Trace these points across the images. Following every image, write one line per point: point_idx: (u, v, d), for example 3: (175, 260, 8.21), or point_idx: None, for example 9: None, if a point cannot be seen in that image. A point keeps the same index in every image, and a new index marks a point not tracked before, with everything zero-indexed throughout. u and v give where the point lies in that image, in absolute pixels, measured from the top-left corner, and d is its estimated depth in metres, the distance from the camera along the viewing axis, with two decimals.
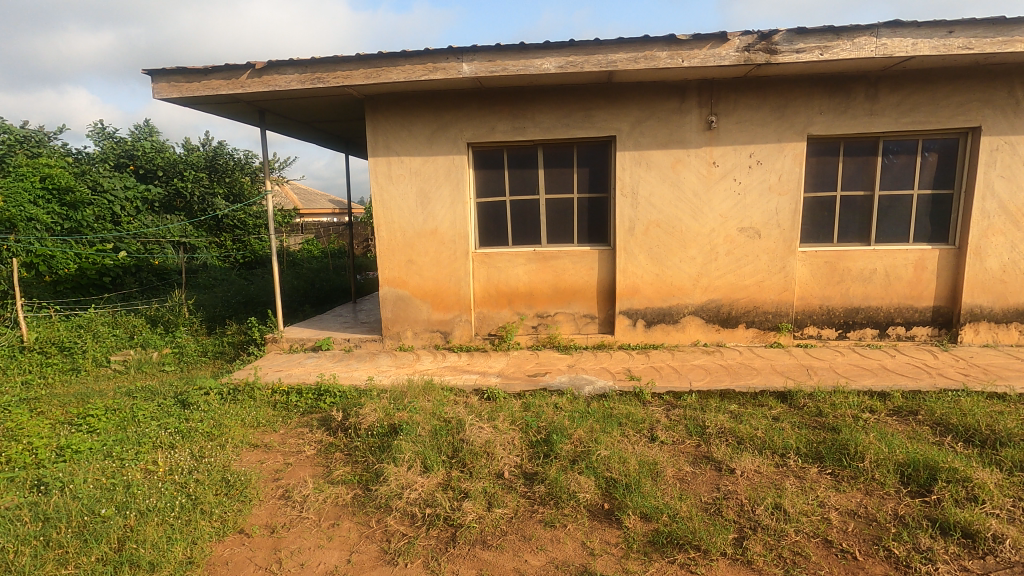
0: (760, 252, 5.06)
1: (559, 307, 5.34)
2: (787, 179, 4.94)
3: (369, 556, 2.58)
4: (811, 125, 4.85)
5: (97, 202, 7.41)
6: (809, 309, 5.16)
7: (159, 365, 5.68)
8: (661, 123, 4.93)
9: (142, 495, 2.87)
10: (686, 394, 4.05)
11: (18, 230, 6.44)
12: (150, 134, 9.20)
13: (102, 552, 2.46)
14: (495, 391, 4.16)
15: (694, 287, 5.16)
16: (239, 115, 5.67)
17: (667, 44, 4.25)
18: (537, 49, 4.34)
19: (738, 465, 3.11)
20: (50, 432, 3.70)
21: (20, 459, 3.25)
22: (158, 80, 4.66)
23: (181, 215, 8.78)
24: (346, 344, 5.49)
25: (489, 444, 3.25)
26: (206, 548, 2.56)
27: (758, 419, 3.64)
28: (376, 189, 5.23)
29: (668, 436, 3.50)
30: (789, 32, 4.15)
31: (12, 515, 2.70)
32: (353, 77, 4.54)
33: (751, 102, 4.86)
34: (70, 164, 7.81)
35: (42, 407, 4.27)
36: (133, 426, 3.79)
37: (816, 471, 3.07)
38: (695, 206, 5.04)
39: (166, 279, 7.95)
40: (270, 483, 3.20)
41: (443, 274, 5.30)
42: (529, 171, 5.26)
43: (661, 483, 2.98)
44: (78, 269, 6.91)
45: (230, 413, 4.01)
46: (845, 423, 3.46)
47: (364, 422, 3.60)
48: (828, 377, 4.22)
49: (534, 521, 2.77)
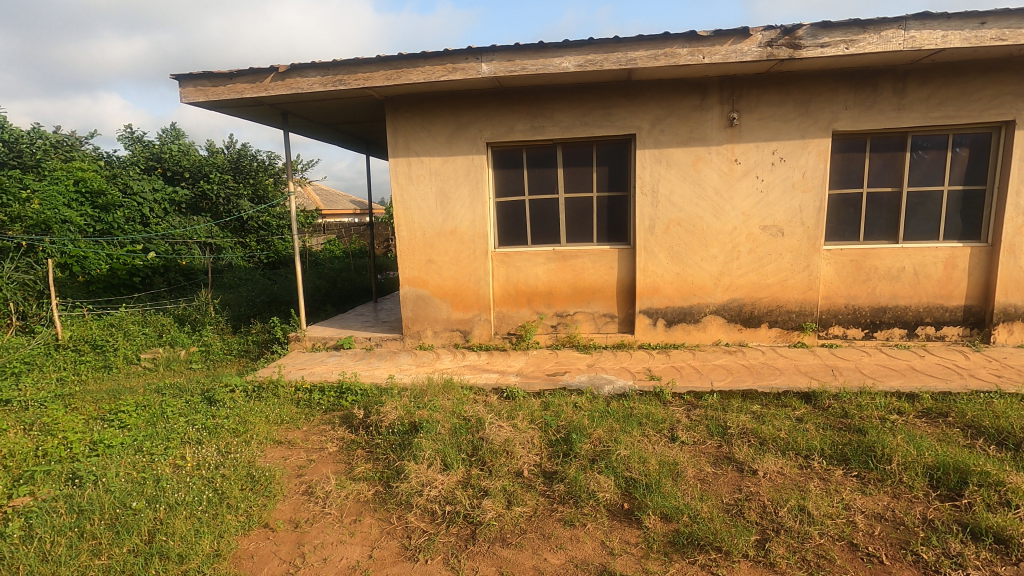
0: (784, 251, 4.98)
1: (578, 306, 5.33)
2: (811, 176, 4.86)
3: (389, 551, 2.61)
4: (836, 121, 4.76)
5: (127, 204, 7.64)
6: (834, 308, 5.07)
7: (187, 363, 5.80)
8: (681, 120, 4.89)
9: (171, 489, 2.95)
10: (708, 394, 4.00)
11: (53, 232, 6.56)
12: (177, 138, 9.44)
13: (133, 544, 2.54)
14: (514, 390, 4.18)
15: (715, 286, 5.10)
16: (263, 117, 5.78)
17: (688, 41, 4.21)
18: (556, 48, 4.34)
19: (760, 466, 3.07)
20: (83, 427, 3.83)
21: (56, 452, 3.37)
22: (186, 84, 4.78)
23: (207, 216, 9.00)
24: (367, 343, 5.56)
25: (508, 443, 3.26)
26: (232, 541, 2.62)
27: (782, 420, 3.58)
28: (396, 189, 5.29)
29: (689, 436, 3.47)
30: (813, 26, 4.08)
31: (49, 506, 2.81)
32: (373, 79, 4.59)
33: (773, 99, 4.79)
34: (102, 167, 8.04)
35: (76, 403, 4.42)
36: (162, 422, 3.90)
37: (842, 473, 3.02)
38: (716, 204, 4.99)
39: (193, 279, 8.20)
40: (293, 479, 3.26)
41: (463, 274, 5.33)
42: (548, 170, 5.26)
43: (682, 484, 2.96)
44: (109, 269, 7.14)
45: (256, 409, 4.10)
46: (872, 425, 3.39)
47: (385, 420, 3.65)
48: (854, 377, 4.14)
49: (554, 520, 2.78)
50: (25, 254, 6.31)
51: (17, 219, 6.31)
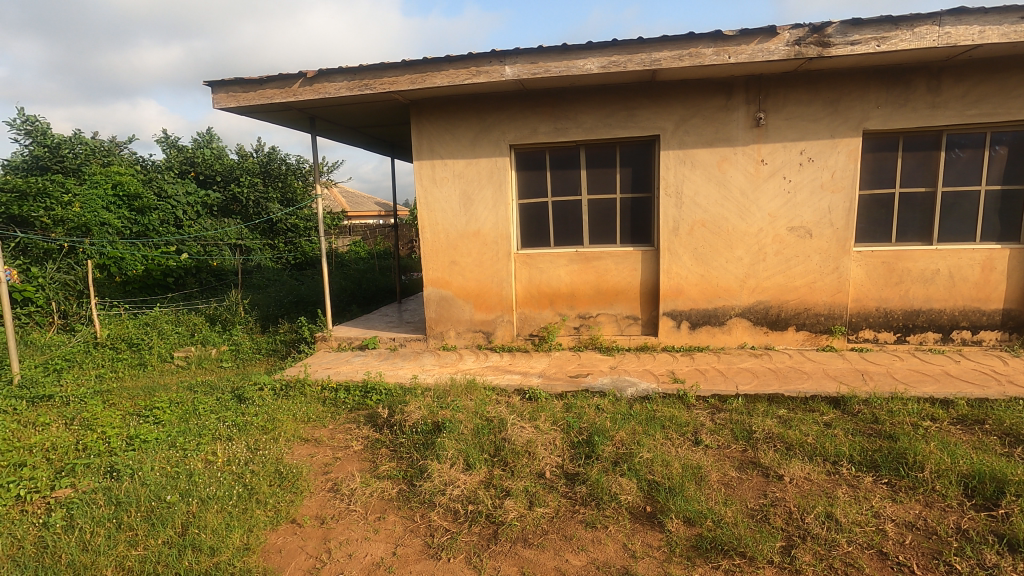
0: (812, 252, 4.89)
1: (601, 308, 5.31)
2: (841, 176, 4.76)
3: (412, 549, 2.65)
4: (867, 120, 4.65)
5: (162, 207, 7.89)
6: (865, 311, 4.94)
7: (218, 361, 5.94)
8: (706, 121, 4.84)
9: (203, 483, 3.04)
10: (733, 398, 3.95)
11: (92, 234, 6.84)
12: (209, 142, 9.70)
13: (167, 536, 2.62)
14: (537, 391, 4.19)
15: (740, 288, 5.04)
16: (291, 121, 5.90)
17: (713, 40, 4.16)
18: (579, 50, 4.34)
19: (786, 472, 3.02)
20: (121, 422, 3.97)
21: (95, 446, 3.50)
22: (218, 90, 4.91)
23: (237, 218, 9.22)
24: (391, 343, 5.63)
25: (530, 444, 3.28)
26: (261, 536, 2.69)
27: (809, 425, 3.52)
28: (420, 191, 5.35)
29: (713, 440, 3.43)
30: (842, 23, 4.00)
31: (89, 498, 2.93)
32: (399, 83, 4.66)
33: (802, 98, 4.70)
34: (138, 171, 8.31)
35: (114, 399, 4.58)
36: (195, 418, 4.02)
37: (871, 480, 2.95)
38: (742, 205, 4.92)
39: (223, 279, 8.43)
40: (320, 476, 3.34)
41: (486, 275, 5.36)
42: (572, 171, 5.26)
43: (706, 488, 2.93)
44: (145, 270, 7.37)
45: (284, 407, 4.19)
46: (903, 431, 3.30)
47: (409, 419, 3.70)
48: (885, 382, 4.04)
49: (576, 522, 2.78)
50: (66, 256, 6.72)
51: (60, 222, 6.67)
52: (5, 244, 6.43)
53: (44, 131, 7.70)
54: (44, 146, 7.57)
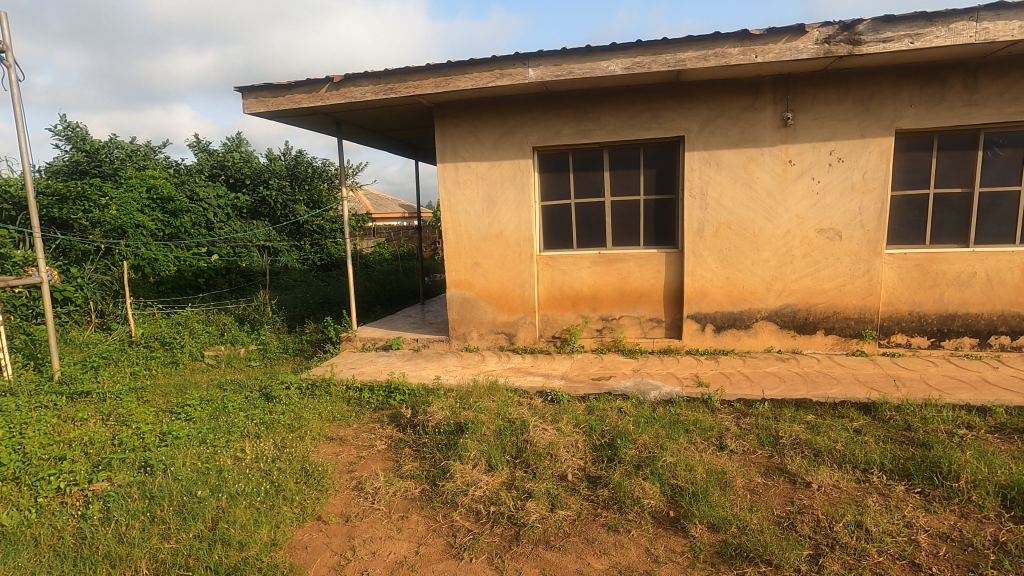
0: (842, 255, 4.79)
1: (624, 310, 5.28)
2: (872, 177, 4.65)
3: (435, 548, 2.67)
4: (899, 119, 4.54)
5: (193, 210, 8.10)
6: (897, 315, 4.81)
7: (247, 360, 6.06)
8: (732, 121, 4.78)
9: (232, 480, 3.11)
10: (759, 403, 3.89)
11: (127, 236, 7.13)
12: (239, 146, 9.93)
13: (198, 530, 2.69)
14: (559, 393, 4.19)
15: (767, 290, 4.95)
16: (318, 125, 6.02)
17: (739, 40, 4.11)
18: (603, 51, 4.32)
19: (814, 479, 2.96)
20: (154, 418, 4.10)
21: (130, 442, 3.62)
22: (248, 96, 5.04)
23: (265, 221, 9.43)
24: (414, 344, 5.69)
25: (552, 446, 3.28)
26: (288, 532, 2.75)
27: (838, 431, 3.44)
28: (444, 193, 5.39)
29: (739, 445, 3.39)
30: (874, 21, 3.91)
31: (124, 492, 3.02)
32: (423, 87, 4.71)
33: (831, 97, 4.61)
34: (172, 174, 8.55)
35: (147, 396, 4.72)
36: (224, 416, 4.12)
37: (903, 490, 2.87)
38: (769, 206, 4.84)
39: (252, 280, 8.62)
40: (344, 474, 3.39)
41: (508, 277, 5.38)
42: (595, 173, 5.24)
43: (731, 493, 2.89)
44: (177, 271, 7.60)
45: (310, 406, 4.28)
46: (938, 439, 3.21)
47: (432, 420, 3.73)
48: (918, 389, 3.92)
49: (597, 525, 2.77)
50: (104, 256, 6.98)
51: (97, 223, 6.93)
52: (48, 245, 6.78)
53: (83, 136, 7.98)
54: (83, 151, 7.85)
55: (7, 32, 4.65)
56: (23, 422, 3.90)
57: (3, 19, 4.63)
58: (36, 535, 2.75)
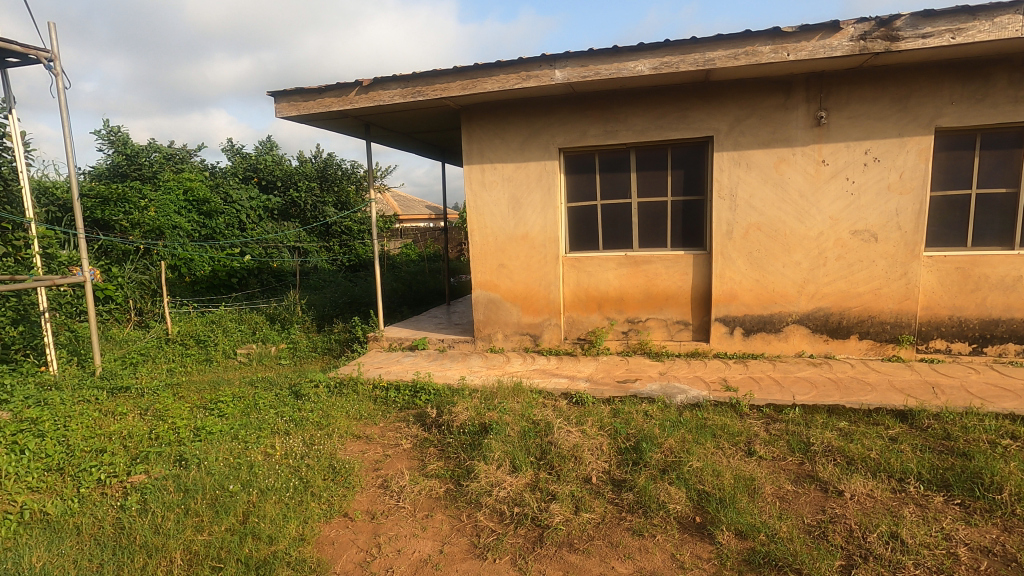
0: (877, 257, 4.65)
1: (650, 313, 5.22)
2: (909, 177, 4.51)
3: (459, 548, 2.69)
4: (940, 117, 4.38)
5: (227, 211, 8.32)
6: (936, 320, 4.65)
7: (277, 358, 6.19)
8: (763, 121, 4.69)
9: (262, 475, 3.19)
10: (789, 408, 3.80)
11: (165, 237, 7.46)
12: (271, 149, 10.16)
13: (230, 523, 2.76)
14: (584, 395, 4.17)
15: (798, 293, 4.84)
16: (347, 128, 6.12)
17: (771, 38, 4.03)
18: (630, 52, 4.29)
19: (847, 488, 2.88)
20: (190, 413, 4.22)
21: (166, 436, 3.74)
22: (281, 100, 5.16)
23: (296, 222, 9.63)
24: (440, 344, 5.73)
25: (577, 448, 3.27)
26: (316, 528, 2.80)
27: (872, 439, 3.34)
28: (470, 195, 5.42)
29: (768, 452, 3.32)
30: (913, 16, 3.79)
31: (160, 484, 3.12)
32: (450, 89, 4.75)
33: (867, 95, 4.48)
34: (207, 177, 8.80)
35: (183, 392, 4.87)
36: (255, 413, 4.21)
37: (942, 501, 2.77)
38: (801, 208, 4.73)
39: (283, 280, 8.82)
40: (370, 472, 3.43)
41: (534, 278, 5.38)
42: (621, 174, 5.20)
43: (759, 501, 2.83)
44: (211, 271, 7.83)
45: (338, 404, 4.35)
46: (979, 449, 3.09)
47: (457, 420, 3.75)
48: (959, 396, 3.77)
49: (622, 529, 2.75)
50: (143, 256, 7.28)
51: (137, 224, 7.22)
52: (91, 245, 7.07)
53: (125, 140, 8.28)
54: (124, 155, 8.15)
55: (56, 42, 4.87)
56: (66, 415, 4.07)
57: (52, 30, 4.84)
58: (79, 524, 2.87)
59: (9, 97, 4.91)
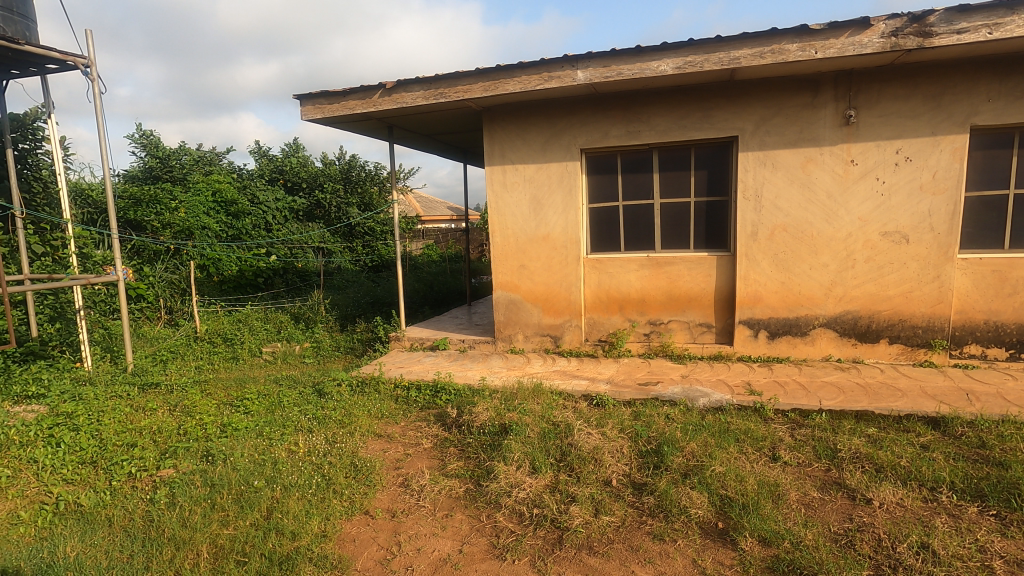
0: (908, 259, 4.52)
1: (672, 315, 5.16)
2: (943, 176, 4.38)
3: (479, 548, 2.70)
4: (975, 114, 4.25)
5: (254, 213, 8.50)
6: (971, 324, 4.50)
7: (301, 356, 6.29)
8: (790, 120, 4.60)
9: (286, 471, 3.24)
10: (816, 413, 3.72)
11: (194, 237, 7.70)
12: (296, 151, 10.34)
13: (254, 519, 2.82)
14: (604, 397, 4.14)
15: (826, 296, 4.73)
16: (371, 131, 6.20)
17: (798, 36, 3.96)
18: (653, 51, 4.25)
19: (876, 496, 2.81)
20: (217, 410, 4.32)
21: (194, 431, 3.83)
22: (306, 103, 5.24)
23: (320, 223, 9.78)
24: (460, 344, 5.76)
25: (597, 451, 3.25)
26: (337, 525, 2.84)
27: (902, 446, 3.24)
28: (491, 196, 5.44)
29: (793, 457, 3.25)
30: (947, 11, 3.69)
31: (188, 479, 3.19)
32: (472, 91, 4.77)
33: (899, 93, 4.36)
34: (235, 179, 9.00)
35: (211, 389, 4.99)
36: (279, 410, 4.29)
37: (976, 512, 2.68)
38: (828, 209, 4.63)
39: (307, 280, 8.96)
40: (391, 470, 3.46)
41: (554, 280, 5.37)
42: (643, 175, 5.15)
43: (783, 507, 2.78)
44: (239, 270, 8.01)
45: (360, 403, 4.41)
46: (1017, 459, 2.98)
47: (477, 420, 3.77)
48: (995, 404, 3.65)
49: (642, 533, 2.72)
50: (173, 257, 7.54)
51: (167, 225, 7.50)
52: (124, 245, 7.32)
53: (156, 143, 8.52)
54: (156, 158, 8.39)
55: (92, 48, 5.03)
56: (100, 409, 4.20)
57: (88, 37, 5.00)
58: (110, 515, 2.95)
59: (47, 102, 5.10)
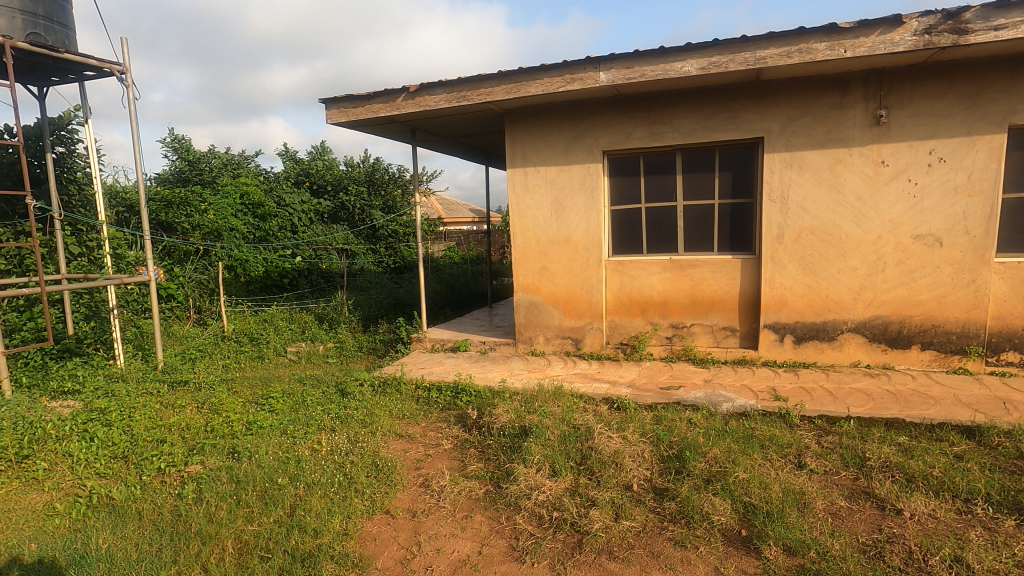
0: (941, 263, 4.39)
1: (695, 318, 5.10)
2: (978, 178, 4.24)
3: (498, 550, 2.70)
4: (1013, 114, 4.11)
5: (280, 215, 8.67)
6: (1009, 330, 4.35)
7: (325, 356, 6.37)
8: (818, 120, 4.51)
9: (309, 470, 3.29)
10: (844, 421, 3.63)
11: (222, 238, 7.88)
12: (322, 154, 10.50)
13: (278, 515, 2.86)
14: (625, 401, 4.11)
15: (854, 300, 4.62)
16: (394, 134, 6.26)
17: (827, 35, 3.89)
18: (677, 52, 4.21)
19: (906, 506, 2.73)
20: (243, 408, 4.41)
21: (221, 429, 3.92)
22: (332, 107, 5.32)
23: (344, 224, 9.91)
24: (481, 346, 5.78)
25: (617, 455, 3.23)
26: (359, 523, 2.87)
27: (935, 456, 3.15)
28: (513, 198, 5.45)
29: (820, 465, 3.18)
30: (984, 7, 3.57)
31: (214, 475, 3.26)
32: (494, 93, 4.79)
33: (932, 92, 4.24)
34: (262, 182, 9.19)
35: (237, 387, 5.09)
36: (303, 409, 4.36)
37: (1013, 525, 2.58)
38: (858, 211, 4.52)
39: (331, 280, 9.09)
40: (412, 471, 3.49)
41: (576, 282, 5.35)
42: (666, 177, 5.10)
43: (809, 516, 2.72)
44: (265, 271, 8.18)
45: (381, 403, 4.45)
46: None
47: (497, 422, 3.77)
48: None
49: (663, 539, 2.69)
50: (202, 257, 7.72)
51: (197, 227, 7.69)
52: (156, 246, 7.54)
53: (187, 147, 8.76)
54: (187, 160, 8.61)
55: (127, 56, 5.19)
56: (131, 406, 4.31)
57: (125, 45, 5.17)
58: (141, 509, 3.03)
59: (86, 108, 5.28)
